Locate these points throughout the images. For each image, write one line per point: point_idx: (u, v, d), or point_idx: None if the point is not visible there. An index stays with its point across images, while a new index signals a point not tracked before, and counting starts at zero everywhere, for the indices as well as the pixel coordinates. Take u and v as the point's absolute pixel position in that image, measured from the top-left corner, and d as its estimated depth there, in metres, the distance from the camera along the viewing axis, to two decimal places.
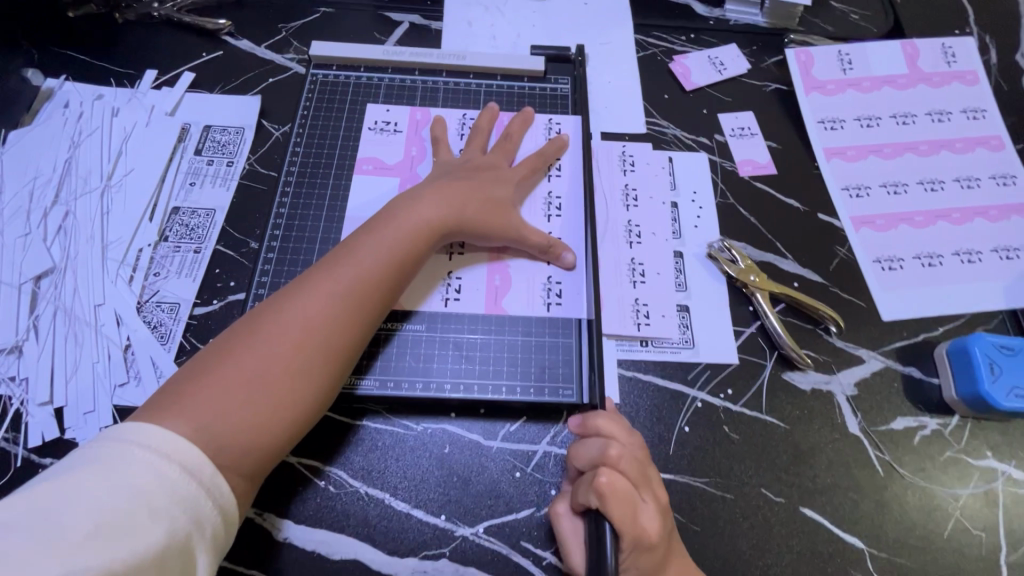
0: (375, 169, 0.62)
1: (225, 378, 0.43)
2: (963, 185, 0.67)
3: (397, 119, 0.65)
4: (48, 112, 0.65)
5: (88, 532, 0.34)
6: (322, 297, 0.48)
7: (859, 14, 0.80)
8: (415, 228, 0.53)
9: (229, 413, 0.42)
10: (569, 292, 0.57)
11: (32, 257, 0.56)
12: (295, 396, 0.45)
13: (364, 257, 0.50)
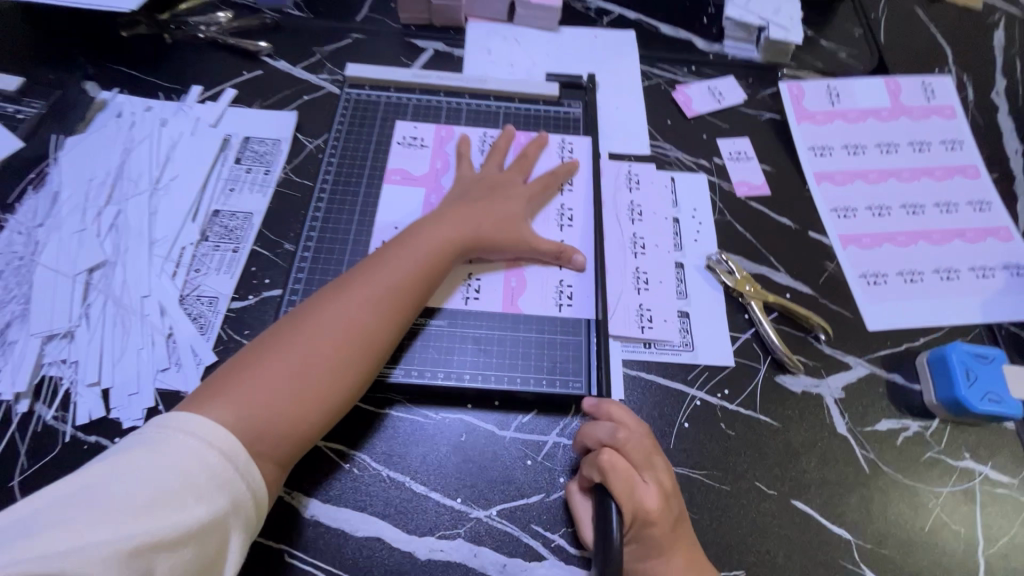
0: (403, 179, 0.68)
1: (270, 368, 0.48)
2: (942, 209, 0.73)
3: (423, 135, 0.71)
4: (102, 120, 0.70)
5: (138, 506, 0.38)
6: (360, 302, 0.53)
7: (847, 52, 0.87)
8: (444, 244, 0.58)
9: (270, 400, 0.47)
10: (580, 294, 0.62)
11: (86, 251, 0.61)
12: (328, 390, 0.49)
13: (399, 267, 0.56)
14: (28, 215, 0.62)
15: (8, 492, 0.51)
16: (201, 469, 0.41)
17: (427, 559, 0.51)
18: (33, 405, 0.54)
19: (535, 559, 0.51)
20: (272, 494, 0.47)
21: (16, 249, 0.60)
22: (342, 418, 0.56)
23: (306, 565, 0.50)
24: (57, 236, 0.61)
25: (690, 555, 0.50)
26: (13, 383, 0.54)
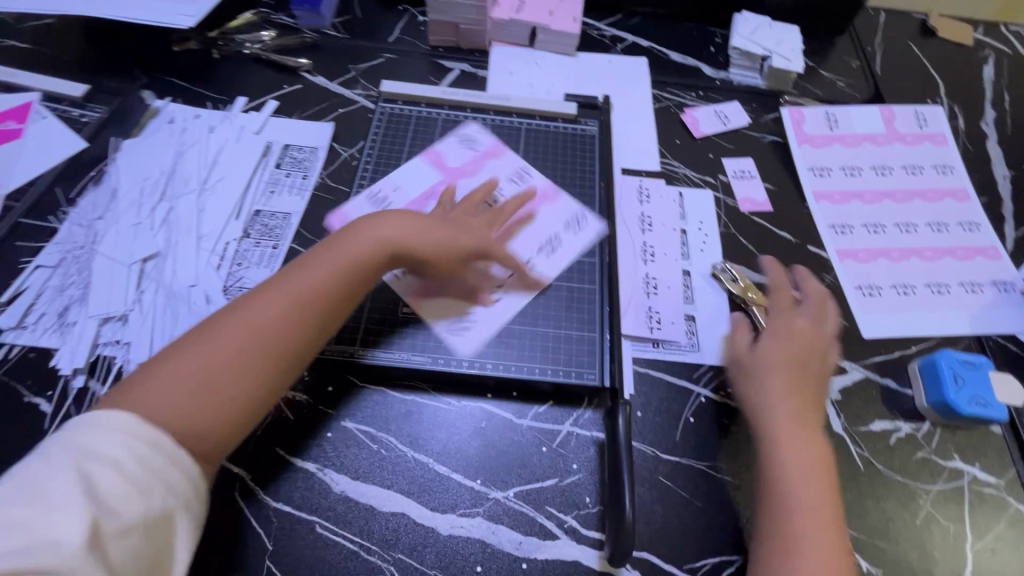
0: (435, 163, 0.75)
1: (180, 372, 0.47)
2: (934, 228, 0.78)
3: (481, 139, 0.78)
4: (155, 125, 0.76)
5: (64, 511, 0.38)
6: (275, 306, 0.52)
7: (845, 82, 0.93)
8: (369, 251, 0.58)
9: (178, 404, 0.46)
10: (507, 303, 0.66)
11: (141, 243, 0.67)
12: (245, 391, 0.49)
13: (317, 268, 0.55)
14: (88, 209, 0.68)
15: None
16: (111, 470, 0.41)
17: (448, 535, 0.54)
18: (88, 381, 0.59)
19: (549, 538, 0.55)
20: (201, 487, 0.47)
21: (78, 239, 0.66)
22: (371, 402, 0.61)
23: (335, 536, 0.54)
24: (115, 229, 0.67)
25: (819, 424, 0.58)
26: (72, 360, 0.60)
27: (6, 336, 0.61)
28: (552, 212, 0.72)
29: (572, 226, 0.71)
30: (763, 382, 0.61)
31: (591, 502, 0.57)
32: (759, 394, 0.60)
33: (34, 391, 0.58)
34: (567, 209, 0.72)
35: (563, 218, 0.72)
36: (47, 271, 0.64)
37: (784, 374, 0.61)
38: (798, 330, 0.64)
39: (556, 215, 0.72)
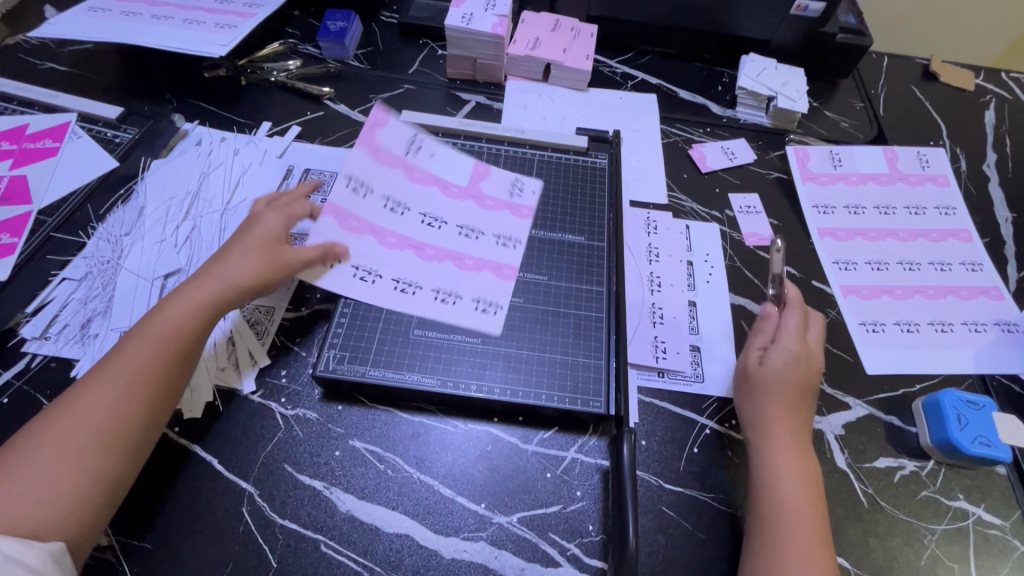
0: (481, 175, 0.78)
1: (8, 490, 0.46)
2: (937, 267, 0.79)
3: (524, 197, 0.77)
4: (184, 149, 0.80)
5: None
6: (106, 395, 0.51)
7: (849, 122, 0.96)
8: (189, 321, 0.57)
9: (27, 501, 0.46)
10: (416, 300, 0.66)
11: (164, 260, 0.69)
12: (96, 473, 0.49)
13: (153, 346, 0.55)
14: (117, 225, 0.72)
15: None
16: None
17: (451, 558, 0.55)
18: None
19: (551, 565, 0.55)
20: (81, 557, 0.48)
21: (105, 254, 0.69)
22: (381, 424, 0.62)
23: (339, 556, 0.54)
24: (140, 245, 0.70)
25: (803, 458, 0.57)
26: None
27: (29, 346, 0.63)
28: (484, 285, 0.68)
29: (483, 305, 0.67)
30: (762, 401, 0.60)
31: (594, 530, 0.57)
32: (751, 411, 0.60)
33: (53, 401, 0.60)
34: (499, 284, 0.69)
35: (487, 296, 0.67)
36: (73, 284, 0.68)
37: (771, 389, 0.60)
38: (800, 342, 0.63)
39: (489, 286, 0.68)
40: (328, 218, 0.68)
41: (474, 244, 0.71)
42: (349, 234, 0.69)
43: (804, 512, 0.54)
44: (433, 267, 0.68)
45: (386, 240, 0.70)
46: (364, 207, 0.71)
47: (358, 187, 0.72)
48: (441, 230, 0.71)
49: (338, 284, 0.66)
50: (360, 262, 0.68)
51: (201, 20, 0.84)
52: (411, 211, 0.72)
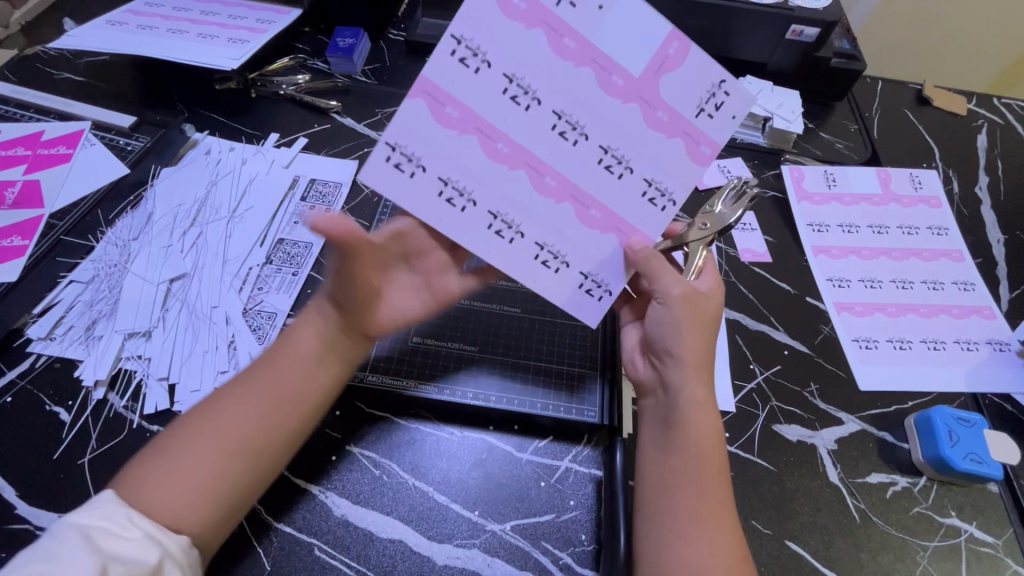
0: (661, 63, 0.50)
1: (168, 475, 0.47)
2: (930, 286, 0.80)
3: (734, 111, 0.51)
4: (192, 157, 0.82)
5: (69, 555, 0.39)
6: (243, 404, 0.52)
7: (843, 144, 0.98)
8: (318, 345, 0.56)
9: (182, 490, 0.47)
10: (504, 245, 0.56)
11: (170, 264, 0.71)
12: (240, 471, 0.50)
13: (290, 364, 0.55)
14: (125, 230, 0.74)
15: (77, 469, 0.57)
16: (112, 535, 0.42)
17: (444, 564, 0.55)
18: (108, 394, 0.62)
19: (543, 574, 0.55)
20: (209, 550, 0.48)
21: (112, 258, 0.71)
22: (383, 433, 0.62)
23: (332, 561, 0.54)
24: (147, 250, 0.72)
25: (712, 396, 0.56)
26: (95, 371, 0.63)
27: (34, 346, 0.64)
28: (602, 248, 0.56)
29: (592, 285, 0.57)
30: (697, 334, 0.56)
31: (586, 540, 0.57)
32: (676, 340, 0.56)
33: (55, 400, 0.61)
34: (615, 251, 0.56)
35: (602, 270, 0.57)
36: (80, 286, 0.69)
37: (699, 318, 0.57)
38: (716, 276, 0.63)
39: (603, 244, 0.56)
40: (419, 100, 0.51)
41: (613, 182, 0.54)
42: (444, 133, 0.52)
43: (711, 457, 0.53)
44: (553, 210, 0.55)
45: (493, 149, 0.53)
46: (471, 93, 0.51)
47: (473, 52, 0.50)
48: (576, 144, 0.53)
49: (418, 197, 0.54)
50: (456, 177, 0.54)
51: (215, 35, 0.87)
52: (541, 105, 0.52)
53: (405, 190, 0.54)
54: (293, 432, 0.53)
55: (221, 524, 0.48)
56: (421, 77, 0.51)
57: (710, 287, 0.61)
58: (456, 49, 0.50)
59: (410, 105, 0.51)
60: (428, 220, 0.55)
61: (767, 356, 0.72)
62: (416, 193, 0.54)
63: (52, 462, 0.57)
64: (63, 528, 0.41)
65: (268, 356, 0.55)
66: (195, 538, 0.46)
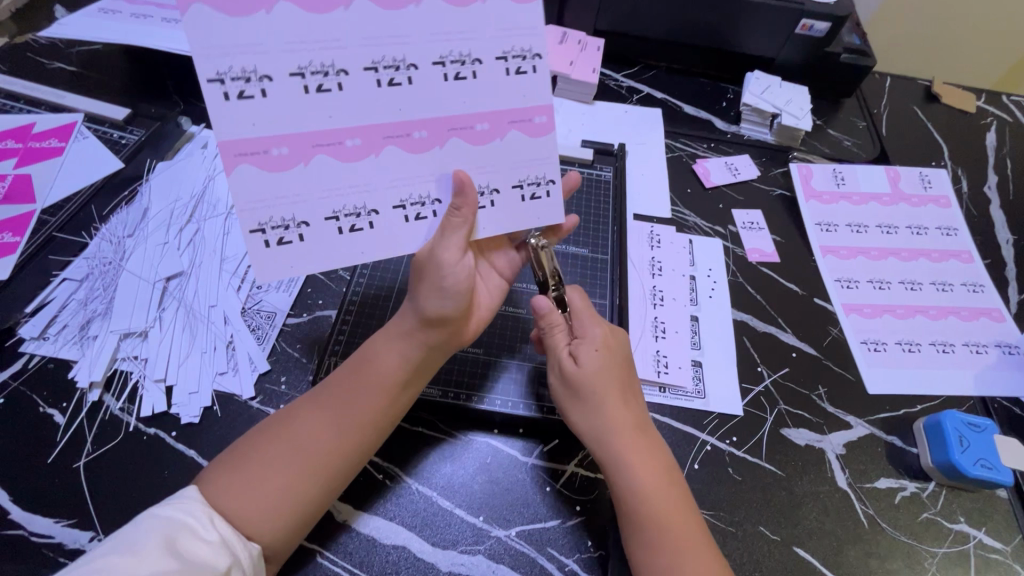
0: None
1: (246, 484, 0.48)
2: (939, 287, 0.79)
3: None
4: (189, 150, 0.80)
5: (152, 552, 0.41)
6: (319, 420, 0.52)
7: (851, 141, 0.96)
8: (399, 368, 0.54)
9: (257, 502, 0.48)
10: (420, 226, 0.53)
11: (167, 262, 0.69)
12: (309, 496, 0.50)
13: (370, 383, 0.54)
14: (120, 227, 0.72)
15: (72, 473, 0.56)
16: (192, 536, 0.44)
17: (448, 571, 0.54)
18: (103, 396, 0.60)
19: None
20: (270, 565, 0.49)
21: (107, 255, 0.69)
22: (394, 441, 0.61)
23: (335, 567, 0.53)
24: (142, 247, 0.70)
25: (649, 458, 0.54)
26: (90, 372, 0.61)
27: (27, 346, 0.63)
28: (521, 151, 0.53)
29: (530, 187, 0.54)
30: (597, 405, 0.55)
31: (592, 546, 0.56)
32: (576, 424, 0.56)
33: (50, 402, 0.60)
34: (522, 142, 0.52)
35: (527, 172, 0.53)
36: (73, 284, 0.67)
37: (576, 392, 0.56)
38: (601, 324, 0.59)
39: (516, 151, 0.52)
40: (240, 165, 0.46)
41: (475, 85, 0.50)
42: (288, 172, 0.48)
43: (675, 517, 0.52)
44: (444, 157, 0.51)
45: (346, 149, 0.49)
46: (270, 120, 0.46)
47: (240, 76, 0.44)
48: (415, 78, 0.48)
49: (324, 246, 0.51)
50: (338, 203, 0.50)
51: None
52: (351, 72, 0.47)
53: (305, 253, 0.50)
54: (363, 452, 0.53)
55: (293, 536, 0.50)
56: (221, 146, 0.46)
57: (596, 347, 0.57)
58: (224, 89, 0.44)
59: (238, 177, 0.47)
60: (351, 258, 0.52)
61: (775, 359, 0.71)
62: (316, 246, 0.51)
63: (48, 466, 0.56)
64: (150, 521, 0.44)
65: (349, 372, 0.54)
66: (266, 548, 0.48)
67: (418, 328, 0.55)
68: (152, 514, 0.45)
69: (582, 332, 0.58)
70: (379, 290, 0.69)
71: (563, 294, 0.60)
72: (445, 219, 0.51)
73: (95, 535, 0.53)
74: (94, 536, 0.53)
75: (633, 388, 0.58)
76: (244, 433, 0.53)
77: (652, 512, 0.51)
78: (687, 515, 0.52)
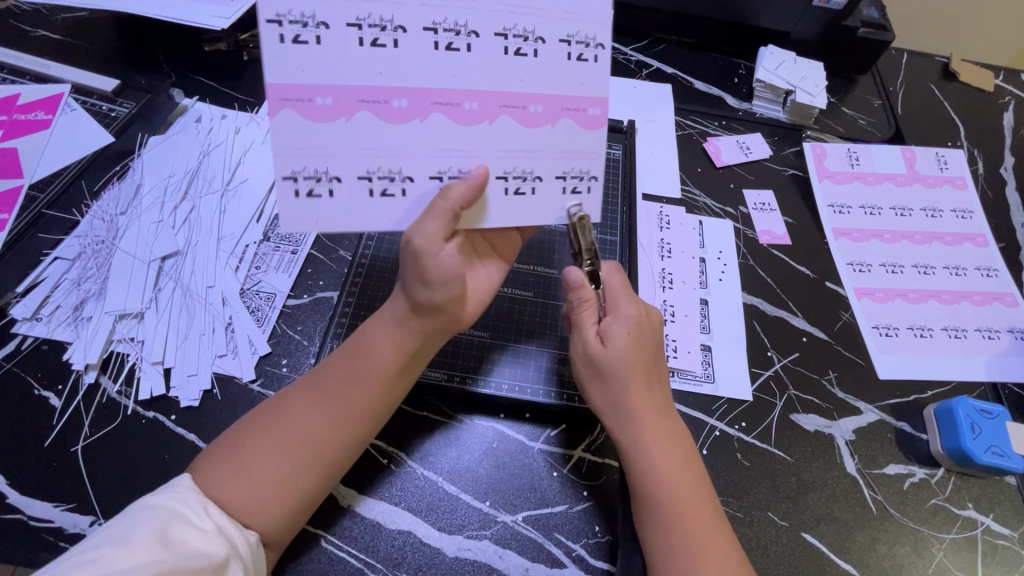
0: None
1: (237, 472, 0.47)
2: (952, 271, 0.78)
3: None
4: (182, 125, 0.77)
5: (144, 543, 0.41)
6: (312, 407, 0.51)
7: (866, 120, 0.93)
8: (392, 354, 0.53)
9: (248, 491, 0.47)
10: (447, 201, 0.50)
11: (162, 240, 0.67)
12: (302, 485, 0.49)
13: (363, 370, 0.52)
14: (112, 204, 0.69)
15: (69, 457, 0.55)
16: (186, 525, 0.43)
17: (455, 557, 0.54)
18: (100, 378, 0.59)
19: (556, 567, 0.54)
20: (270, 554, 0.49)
21: (100, 233, 0.67)
22: (397, 424, 0.60)
23: (339, 553, 0.53)
24: (136, 226, 0.68)
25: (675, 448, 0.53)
26: (85, 355, 0.60)
27: (19, 327, 0.61)
28: (565, 140, 0.51)
29: (575, 181, 0.53)
30: (625, 387, 0.54)
31: (599, 531, 0.56)
32: (600, 401, 0.55)
33: (45, 384, 0.58)
34: (574, 133, 0.51)
35: (573, 164, 0.52)
36: (66, 263, 0.65)
37: (604, 372, 0.54)
38: (634, 303, 0.57)
39: (566, 140, 0.51)
40: (284, 110, 0.46)
41: (533, 64, 0.49)
42: (331, 125, 0.47)
43: (694, 509, 0.51)
44: (492, 133, 0.50)
45: (390, 109, 0.47)
46: (324, 68, 0.46)
47: (299, 20, 0.45)
48: (473, 45, 0.48)
49: (352, 206, 0.49)
50: (374, 164, 0.48)
51: None
52: (408, 31, 0.46)
53: (334, 209, 0.48)
54: (358, 440, 0.52)
55: (290, 525, 0.49)
56: (270, 87, 0.45)
57: (627, 328, 0.55)
58: (281, 31, 0.44)
59: (281, 120, 0.46)
60: (379, 224, 0.50)
61: (785, 343, 0.70)
62: (345, 206, 0.49)
63: (43, 450, 0.55)
64: (142, 509, 0.43)
65: (342, 358, 0.53)
66: (263, 537, 0.47)
67: (411, 316, 0.53)
68: (150, 500, 0.44)
69: (614, 309, 0.56)
70: (382, 271, 0.67)
71: (598, 269, 0.57)
72: (431, 203, 0.48)
73: (95, 520, 0.52)
74: (95, 521, 0.52)
75: (660, 369, 0.57)
76: (237, 420, 0.52)
77: (665, 501, 0.51)
78: (705, 500, 0.52)
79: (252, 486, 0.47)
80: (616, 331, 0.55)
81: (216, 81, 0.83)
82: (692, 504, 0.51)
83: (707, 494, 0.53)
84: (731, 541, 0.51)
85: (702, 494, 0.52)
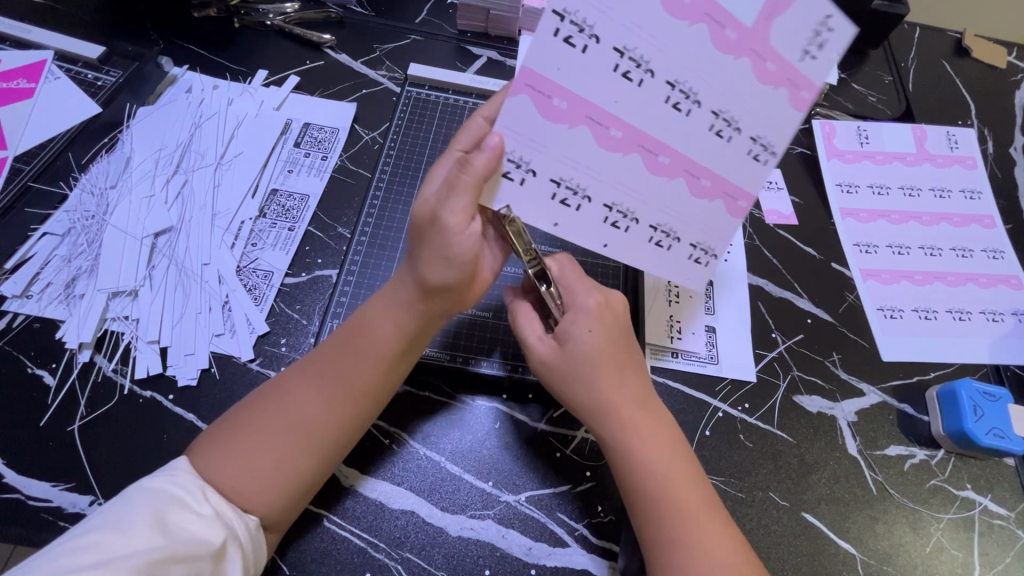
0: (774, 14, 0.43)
1: (235, 458, 0.46)
2: (959, 253, 0.77)
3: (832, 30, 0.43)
4: (172, 95, 0.74)
5: (141, 528, 0.41)
6: (314, 392, 0.49)
7: (876, 97, 0.91)
8: (395, 334, 0.51)
9: (245, 477, 0.46)
10: (605, 234, 0.52)
11: (154, 216, 0.65)
12: (303, 472, 0.48)
13: (367, 354, 0.51)
14: (101, 177, 0.67)
15: (67, 437, 0.54)
16: (183, 510, 0.43)
17: (457, 537, 0.54)
18: (94, 357, 0.58)
19: (559, 545, 0.54)
20: (270, 539, 0.48)
21: (89, 209, 0.65)
22: (396, 405, 0.59)
23: (342, 532, 0.53)
24: (127, 200, 0.66)
25: (668, 444, 0.53)
26: (79, 334, 0.58)
27: (11, 304, 0.59)
28: (695, 215, 0.52)
29: (701, 254, 0.54)
30: (597, 385, 0.53)
31: (601, 511, 0.56)
32: (581, 403, 0.54)
33: (38, 363, 0.57)
34: (722, 218, 0.52)
35: (710, 241, 0.54)
36: (55, 239, 0.63)
37: (578, 373, 0.53)
38: (593, 292, 0.56)
39: (710, 223, 0.52)
40: (522, 95, 0.45)
41: (722, 147, 0.48)
42: (552, 126, 0.46)
43: (688, 500, 0.50)
44: (661, 188, 0.50)
45: (606, 137, 0.47)
46: (578, 77, 0.45)
47: (578, 23, 0.43)
48: (692, 113, 0.46)
49: (532, 201, 0.50)
50: (568, 174, 0.49)
51: None
52: (656, 77, 0.45)
53: (513, 196, 0.50)
54: (358, 424, 0.51)
55: (293, 507, 0.49)
56: (521, 69, 0.44)
57: (590, 323, 0.54)
58: (558, 26, 0.43)
59: (515, 103, 0.45)
60: (543, 224, 0.51)
61: (791, 324, 0.69)
62: (526, 199, 0.50)
63: (39, 429, 0.54)
64: (139, 493, 0.43)
65: (344, 340, 0.51)
66: (264, 523, 0.47)
67: (416, 297, 0.51)
68: (148, 483, 0.44)
69: (573, 304, 0.55)
70: (381, 250, 0.66)
71: (543, 268, 0.55)
72: (454, 177, 0.47)
73: (94, 500, 0.51)
74: (94, 501, 0.51)
75: (633, 359, 0.56)
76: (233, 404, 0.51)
77: (662, 492, 0.50)
78: (699, 489, 0.51)
79: (250, 472, 0.46)
80: (580, 337, 0.53)
81: (207, 47, 0.79)
82: (683, 496, 0.50)
83: (700, 483, 0.52)
84: (731, 527, 0.51)
85: (697, 486, 0.52)
